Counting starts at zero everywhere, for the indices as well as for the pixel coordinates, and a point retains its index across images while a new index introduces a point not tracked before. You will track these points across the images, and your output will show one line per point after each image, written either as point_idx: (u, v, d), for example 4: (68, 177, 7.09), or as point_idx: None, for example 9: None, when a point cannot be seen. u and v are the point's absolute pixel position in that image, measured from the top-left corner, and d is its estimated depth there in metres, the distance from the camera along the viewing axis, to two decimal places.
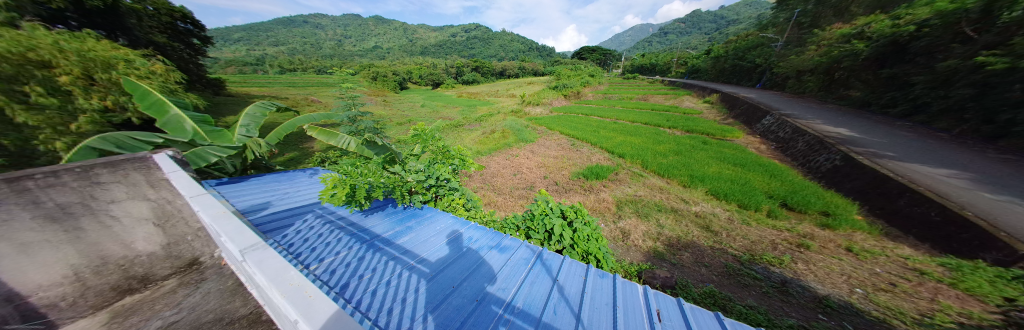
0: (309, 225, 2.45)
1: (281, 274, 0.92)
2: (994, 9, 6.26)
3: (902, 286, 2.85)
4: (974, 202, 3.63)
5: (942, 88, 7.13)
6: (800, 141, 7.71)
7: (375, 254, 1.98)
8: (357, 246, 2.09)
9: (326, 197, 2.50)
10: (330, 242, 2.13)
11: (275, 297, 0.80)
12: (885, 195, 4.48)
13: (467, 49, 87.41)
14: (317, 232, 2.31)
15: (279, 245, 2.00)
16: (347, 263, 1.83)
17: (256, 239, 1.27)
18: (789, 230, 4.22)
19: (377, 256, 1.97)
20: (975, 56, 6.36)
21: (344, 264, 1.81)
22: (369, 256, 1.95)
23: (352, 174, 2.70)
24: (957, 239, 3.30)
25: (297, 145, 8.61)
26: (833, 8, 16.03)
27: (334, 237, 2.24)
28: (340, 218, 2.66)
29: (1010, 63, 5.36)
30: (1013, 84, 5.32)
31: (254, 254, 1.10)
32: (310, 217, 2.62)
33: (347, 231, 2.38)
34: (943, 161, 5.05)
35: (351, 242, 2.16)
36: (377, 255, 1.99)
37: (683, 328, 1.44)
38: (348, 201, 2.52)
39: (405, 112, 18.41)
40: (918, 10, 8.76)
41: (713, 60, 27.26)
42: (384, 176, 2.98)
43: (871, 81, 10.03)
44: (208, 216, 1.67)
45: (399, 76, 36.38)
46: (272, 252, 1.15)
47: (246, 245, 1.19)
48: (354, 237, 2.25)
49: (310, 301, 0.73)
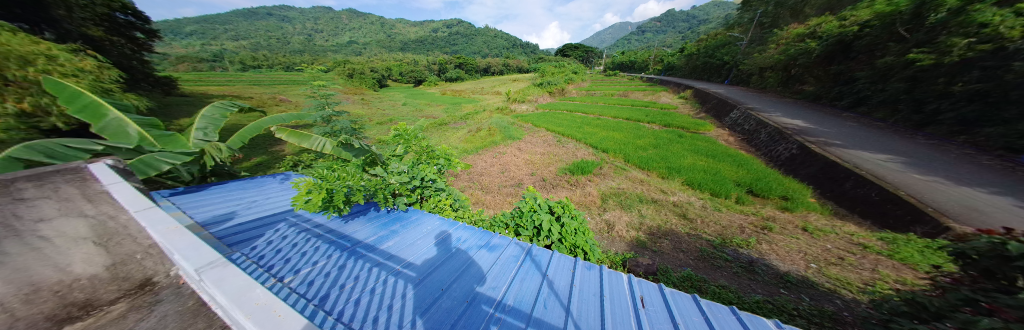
0: (281, 234, 2.27)
1: (243, 293, 0.83)
2: (924, 11, 7.27)
3: (849, 260, 3.24)
4: (906, 183, 4.19)
5: (880, 82, 8.20)
6: (762, 133, 8.42)
7: (357, 262, 1.87)
8: (336, 254, 1.97)
9: (298, 203, 2.30)
10: (307, 252, 1.98)
11: (237, 318, 0.72)
12: (834, 178, 5.02)
13: (450, 45, 85.27)
14: (290, 241, 2.14)
15: (246, 257, 1.80)
16: (327, 272, 1.72)
17: (216, 256, 1.14)
18: (754, 214, 4.61)
19: (359, 264, 1.86)
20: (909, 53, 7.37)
21: (322, 274, 1.70)
22: (350, 264, 1.84)
23: (328, 178, 2.52)
24: (893, 215, 3.79)
25: (265, 148, 7.91)
26: (789, 10, 17.65)
27: (312, 244, 2.08)
28: (317, 225, 2.47)
29: (935, 59, 6.42)
30: (939, 78, 6.37)
31: (211, 273, 0.99)
32: (282, 227, 2.42)
33: (325, 238, 2.22)
34: (881, 147, 5.76)
35: (330, 250, 2.02)
36: (359, 262, 1.87)
37: (665, 313, 1.52)
38: (324, 208, 2.33)
39: (386, 111, 17.63)
40: (861, 12, 9.88)
41: (686, 57, 28.88)
42: (363, 179, 2.84)
43: (822, 76, 11.15)
44: (156, 233, 1.47)
45: (378, 73, 34.57)
46: (236, 268, 1.05)
47: (203, 264, 1.07)
48: (333, 245, 2.11)
49: (278, 320, 0.67)
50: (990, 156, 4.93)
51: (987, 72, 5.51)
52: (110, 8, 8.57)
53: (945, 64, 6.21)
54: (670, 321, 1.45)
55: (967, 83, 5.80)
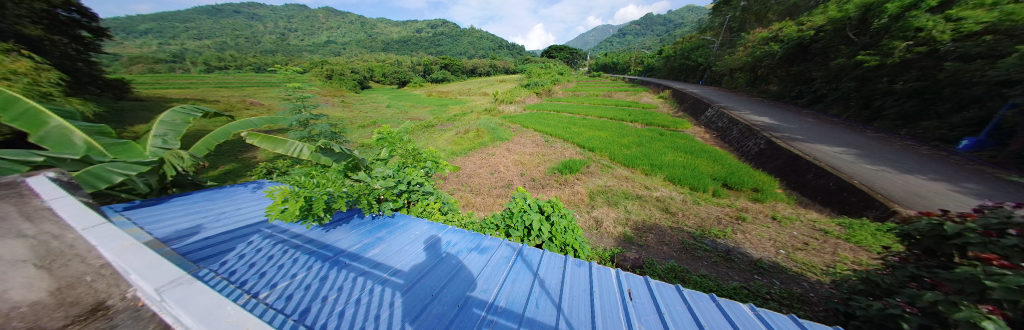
0: (255, 247, 2.10)
1: (211, 312, 0.76)
2: (869, 17, 8.22)
3: (813, 244, 3.55)
4: (859, 173, 4.64)
5: (834, 81, 9.21)
6: (734, 129, 9.01)
7: (340, 273, 1.77)
8: (317, 265, 1.85)
9: (273, 213, 2.14)
10: (284, 265, 1.85)
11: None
12: (797, 170, 5.47)
13: (434, 46, 83.71)
14: (266, 254, 1.99)
15: (215, 273, 1.64)
16: (307, 285, 1.62)
17: (179, 274, 1.04)
18: (730, 206, 4.92)
19: (343, 274, 1.76)
20: (858, 54, 8.29)
21: (302, 287, 1.59)
22: (332, 275, 1.74)
23: (306, 185, 2.37)
24: (849, 201, 4.20)
25: (234, 155, 7.34)
26: (754, 15, 19.21)
27: (290, 256, 1.94)
28: (295, 235, 2.31)
29: (880, 60, 7.33)
30: (884, 76, 7.35)
31: (174, 292, 0.90)
32: (255, 239, 2.25)
33: (304, 249, 2.07)
34: (837, 141, 6.35)
35: (310, 261, 1.91)
36: (342, 272, 1.78)
37: (650, 304, 1.59)
38: (303, 216, 2.18)
39: (368, 114, 16.99)
40: (815, 18, 10.93)
41: (664, 59, 30.39)
42: (345, 185, 2.70)
43: (784, 76, 12.17)
44: (108, 252, 1.31)
45: (359, 74, 33.18)
46: (202, 285, 0.96)
47: (164, 282, 0.97)
48: (313, 255, 1.99)
49: None
50: (928, 146, 5.71)
51: (924, 71, 6.41)
52: (54, 4, 7.29)
53: (888, 64, 7.12)
54: (656, 312, 1.52)
55: (907, 81, 6.70)
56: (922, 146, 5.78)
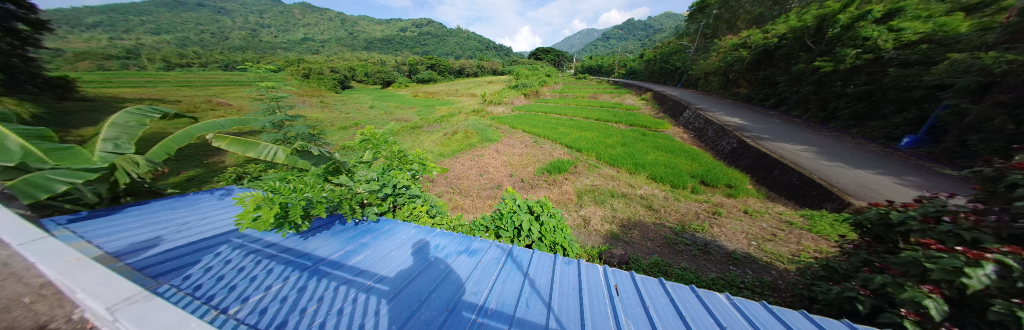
0: (222, 258, 1.91)
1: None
2: (824, 27, 9.12)
3: (780, 235, 3.86)
4: (818, 169, 5.10)
5: (795, 85, 10.10)
6: (709, 130, 9.58)
7: (319, 281, 1.65)
8: (294, 275, 1.71)
9: (244, 220, 1.97)
10: (256, 275, 1.70)
11: None
12: (765, 167, 5.92)
13: (420, 45, 81.84)
14: (235, 265, 1.82)
15: (176, 288, 1.46)
16: (283, 296, 1.49)
17: (131, 292, 0.92)
18: (707, 201, 5.22)
19: (323, 283, 1.64)
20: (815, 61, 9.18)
21: (277, 299, 1.46)
22: (311, 284, 1.62)
23: (282, 190, 2.21)
24: (810, 195, 4.60)
25: (199, 159, 6.75)
26: (726, 23, 20.63)
27: (263, 266, 1.77)
28: (269, 243, 2.12)
29: (834, 66, 8.14)
30: (838, 81, 8.22)
31: (128, 311, 0.80)
32: (223, 249, 2.05)
33: (279, 257, 1.90)
34: (798, 140, 6.94)
35: (286, 270, 1.76)
36: (322, 281, 1.65)
37: (636, 299, 1.65)
38: (278, 224, 2.00)
39: (350, 115, 16.28)
40: (778, 28, 11.95)
41: (644, 63, 31.76)
42: (325, 189, 2.55)
43: (752, 80, 13.16)
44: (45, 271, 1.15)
45: (339, 73, 31.70)
46: (160, 302, 0.86)
47: (114, 301, 0.86)
48: (290, 264, 1.85)
49: None
50: (877, 144, 6.45)
51: (871, 76, 7.24)
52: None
53: (842, 70, 7.93)
54: (641, 305, 1.59)
55: (858, 85, 7.52)
56: (869, 144, 6.46)
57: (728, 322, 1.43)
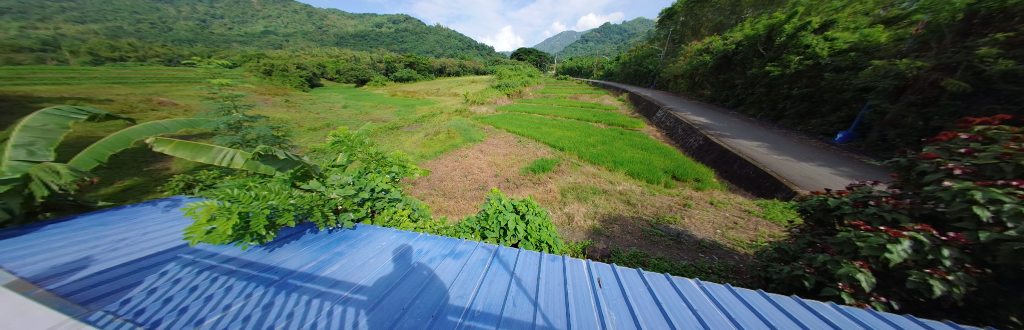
0: (169, 276, 1.66)
1: None
2: (774, 36, 10.23)
3: (741, 223, 4.27)
4: (771, 162, 5.70)
5: (751, 87, 11.20)
6: (679, 128, 10.27)
7: (288, 297, 1.49)
8: (258, 291, 1.53)
9: (197, 233, 1.72)
10: (213, 293, 1.50)
11: None
12: (728, 162, 6.49)
13: (397, 42, 78.43)
14: (187, 283, 1.59)
15: (111, 314, 1.25)
16: (244, 315, 1.32)
17: (46, 323, 0.77)
18: (678, 195, 5.60)
19: (292, 298, 1.48)
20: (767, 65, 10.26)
21: (238, 318, 1.30)
22: (278, 300, 1.46)
23: (241, 197, 1.97)
24: (765, 186, 5.12)
25: (137, 166, 5.87)
26: (691, 30, 22.38)
27: (221, 283, 1.57)
28: (228, 258, 1.88)
29: (781, 71, 9.17)
30: (785, 83, 9.25)
31: None
32: (170, 267, 1.78)
33: (240, 273, 1.69)
34: (755, 137, 7.69)
35: (248, 286, 1.57)
36: (291, 296, 1.50)
37: (617, 289, 1.72)
38: (238, 236, 1.79)
39: (321, 115, 15.16)
40: (735, 35, 13.21)
41: (620, 65, 33.35)
42: (294, 196, 2.33)
43: (715, 83, 14.38)
44: None
45: (307, 70, 29.36)
46: None
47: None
48: (253, 279, 1.65)
49: None
50: (817, 139, 7.36)
51: (811, 80, 8.26)
52: None
53: (788, 74, 8.96)
54: (622, 296, 1.65)
55: (801, 88, 8.54)
56: (810, 140, 7.34)
57: (698, 305, 1.56)
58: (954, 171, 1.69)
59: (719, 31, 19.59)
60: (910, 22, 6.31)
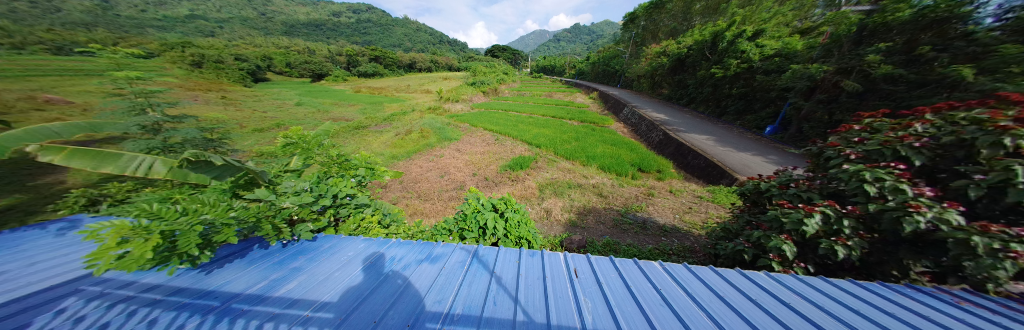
0: (61, 314, 1.30)
1: None
2: (718, 41, 11.57)
3: (696, 208, 4.79)
4: (718, 153, 6.46)
5: (700, 87, 12.57)
6: (643, 124, 11.08)
7: (232, 324, 1.27)
8: (190, 320, 1.27)
9: (103, 260, 1.38)
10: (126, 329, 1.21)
11: None
12: (683, 153, 7.19)
13: (359, 34, 72.23)
14: (88, 319, 1.26)
15: None
16: None
17: None
18: (644, 185, 6.08)
19: (237, 325, 1.27)
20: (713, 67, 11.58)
21: None
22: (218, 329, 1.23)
23: (164, 213, 1.62)
24: (714, 174, 5.78)
25: (18, 180, 4.54)
26: (650, 34, 24.30)
27: (139, 317, 1.28)
28: (149, 286, 1.54)
29: (724, 73, 10.43)
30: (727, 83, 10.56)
31: None
32: (64, 303, 1.40)
33: (166, 303, 1.40)
34: (705, 131, 8.63)
35: (176, 317, 1.29)
36: (236, 323, 1.28)
37: (593, 278, 1.80)
38: (160, 259, 1.47)
39: (269, 114, 13.33)
40: (687, 39, 14.67)
41: (590, 64, 34.93)
42: (236, 208, 1.99)
43: (671, 82, 15.85)
44: None
45: (249, 62, 25.56)
46: None
47: None
48: (185, 307, 1.38)
49: None
50: (752, 132, 8.53)
51: (747, 81, 9.54)
52: None
53: (729, 75, 10.23)
54: (597, 283, 1.73)
55: (739, 87, 9.82)
56: (748, 133, 8.47)
57: (662, 285, 1.70)
58: (851, 156, 2.10)
59: (673, 36, 21.64)
60: (818, 33, 7.63)
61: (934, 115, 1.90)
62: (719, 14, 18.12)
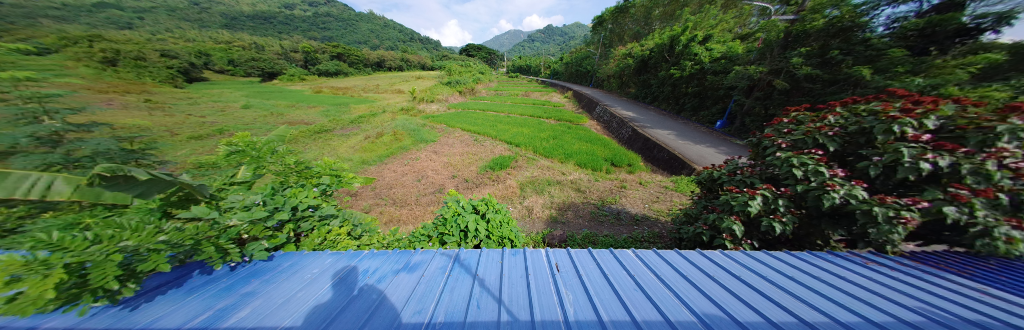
0: None
1: None
2: (674, 44, 12.70)
3: (663, 197, 5.21)
4: (679, 147, 7.08)
5: (662, 86, 13.67)
6: (614, 122, 11.73)
7: None
8: None
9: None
10: None
11: None
12: (649, 148, 7.76)
13: (317, 29, 66.04)
14: None
15: None
16: None
17: None
18: (617, 178, 6.45)
19: None
20: (672, 68, 12.67)
21: None
22: None
23: (64, 243, 1.30)
24: (676, 166, 6.33)
25: None
26: (617, 36, 25.80)
27: None
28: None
29: (681, 73, 11.48)
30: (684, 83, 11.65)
31: None
32: None
33: None
34: (667, 126, 9.39)
35: None
36: None
37: (573, 271, 1.86)
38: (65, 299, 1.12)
39: (210, 119, 11.61)
40: (649, 42, 15.85)
41: (563, 65, 36.02)
42: (166, 231, 1.67)
43: (637, 82, 17.03)
44: None
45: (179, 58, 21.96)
46: None
47: None
48: None
49: None
50: (707, 126, 9.49)
51: (700, 80, 10.60)
52: None
53: (685, 75, 11.28)
54: (577, 275, 1.80)
55: (694, 86, 10.87)
56: (702, 127, 9.39)
57: (635, 271, 1.81)
58: (783, 145, 2.44)
59: (636, 39, 23.30)
60: (754, 39, 8.77)
61: (842, 108, 2.29)
62: (675, 20, 19.86)
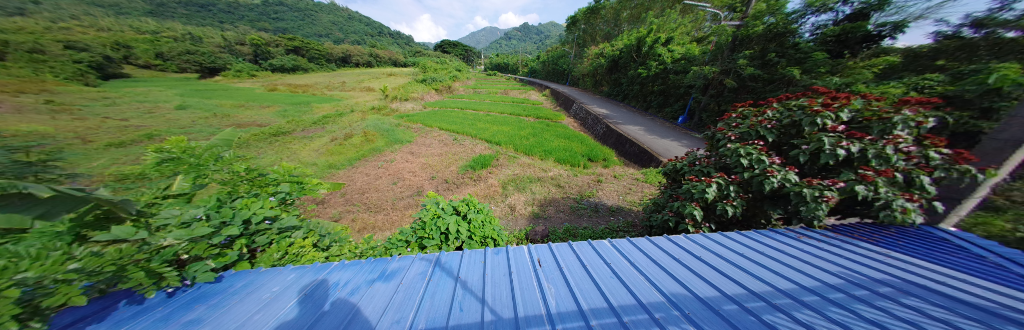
0: None
1: None
2: (641, 45, 13.54)
3: (635, 189, 5.57)
4: (648, 141, 7.59)
5: (631, 84, 14.51)
6: (589, 118, 12.19)
7: None
8: None
9: None
10: None
11: None
12: (622, 143, 8.21)
13: (269, 20, 59.26)
14: None
15: None
16: None
17: None
18: (594, 173, 6.74)
19: None
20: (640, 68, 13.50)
21: None
22: None
23: None
24: (646, 159, 6.76)
25: None
26: (589, 36, 26.79)
27: None
28: None
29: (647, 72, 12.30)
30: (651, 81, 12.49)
31: None
32: None
33: None
34: (637, 122, 10.02)
35: None
36: None
37: (554, 265, 1.91)
38: None
39: (136, 122, 9.89)
40: (618, 42, 16.71)
41: (540, 63, 36.53)
42: (78, 258, 1.39)
43: (609, 81, 17.88)
44: None
45: None
46: None
47: None
48: None
49: None
50: (672, 121, 10.29)
51: (665, 79, 11.44)
52: None
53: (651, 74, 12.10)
54: (558, 269, 1.84)
55: (659, 85, 11.70)
56: (668, 122, 10.15)
57: (611, 259, 1.92)
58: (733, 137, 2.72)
59: (607, 40, 24.47)
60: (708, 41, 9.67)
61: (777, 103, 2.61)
62: (641, 22, 21.19)
